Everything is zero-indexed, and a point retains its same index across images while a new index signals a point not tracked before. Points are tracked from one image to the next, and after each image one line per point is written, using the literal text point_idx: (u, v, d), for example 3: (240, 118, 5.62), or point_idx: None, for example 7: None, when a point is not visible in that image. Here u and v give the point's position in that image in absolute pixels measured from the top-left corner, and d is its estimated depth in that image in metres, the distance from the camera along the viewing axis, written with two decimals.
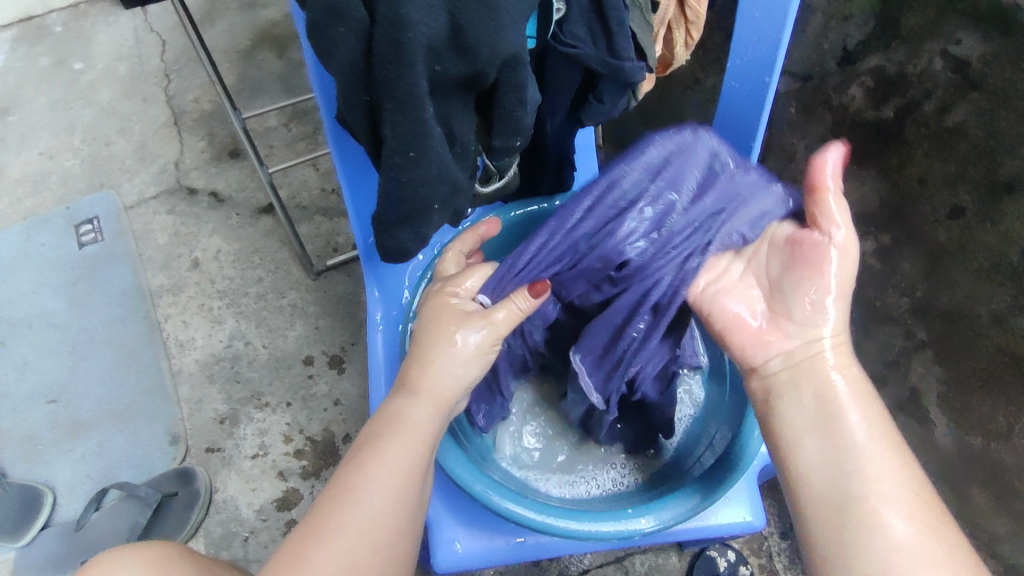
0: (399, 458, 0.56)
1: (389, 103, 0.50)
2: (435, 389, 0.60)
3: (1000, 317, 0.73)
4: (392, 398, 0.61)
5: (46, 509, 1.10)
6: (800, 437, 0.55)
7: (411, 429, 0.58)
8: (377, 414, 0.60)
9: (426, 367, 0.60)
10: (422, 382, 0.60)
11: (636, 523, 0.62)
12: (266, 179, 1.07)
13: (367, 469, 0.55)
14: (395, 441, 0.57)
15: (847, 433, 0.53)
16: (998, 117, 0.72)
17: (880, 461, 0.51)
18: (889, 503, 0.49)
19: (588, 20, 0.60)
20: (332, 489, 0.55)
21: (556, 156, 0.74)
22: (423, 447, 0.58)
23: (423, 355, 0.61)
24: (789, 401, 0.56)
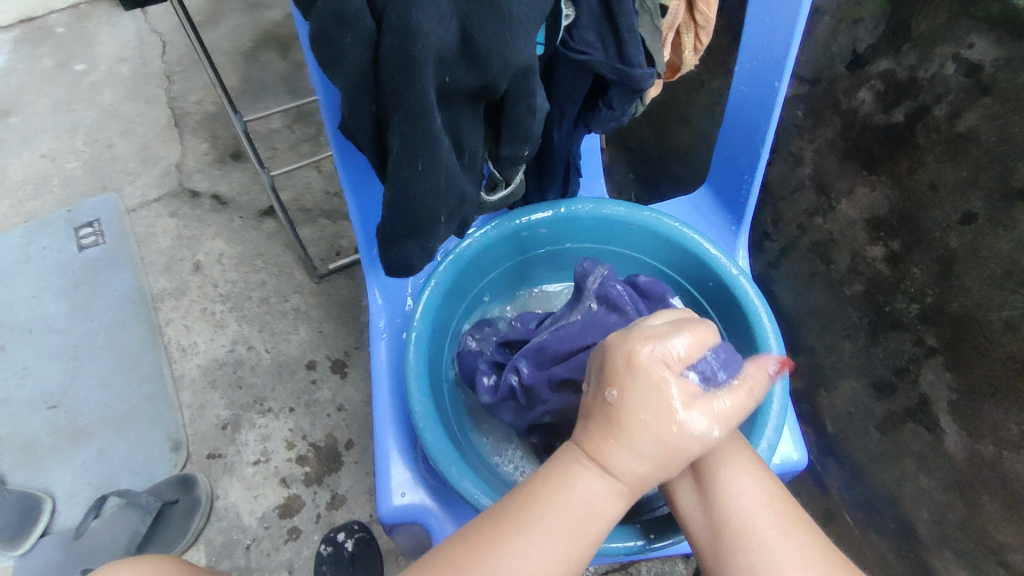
0: (570, 549, 0.46)
1: (397, 114, 0.49)
2: (635, 476, 0.47)
3: (1013, 323, 0.70)
4: (576, 463, 0.48)
5: (46, 515, 1.09)
6: (675, 476, 0.54)
7: (595, 513, 0.47)
8: (551, 471, 0.49)
9: (620, 448, 0.46)
10: (618, 461, 0.47)
11: (643, 538, 0.61)
12: (268, 182, 1.06)
13: (528, 555, 0.46)
14: (571, 514, 0.47)
15: (711, 462, 0.52)
16: (1011, 122, 0.67)
17: (739, 474, 0.51)
18: (754, 519, 0.49)
19: (599, 27, 0.60)
20: (483, 558, 0.46)
21: (566, 161, 0.74)
22: (599, 531, 0.48)
23: (629, 435, 0.46)
24: None
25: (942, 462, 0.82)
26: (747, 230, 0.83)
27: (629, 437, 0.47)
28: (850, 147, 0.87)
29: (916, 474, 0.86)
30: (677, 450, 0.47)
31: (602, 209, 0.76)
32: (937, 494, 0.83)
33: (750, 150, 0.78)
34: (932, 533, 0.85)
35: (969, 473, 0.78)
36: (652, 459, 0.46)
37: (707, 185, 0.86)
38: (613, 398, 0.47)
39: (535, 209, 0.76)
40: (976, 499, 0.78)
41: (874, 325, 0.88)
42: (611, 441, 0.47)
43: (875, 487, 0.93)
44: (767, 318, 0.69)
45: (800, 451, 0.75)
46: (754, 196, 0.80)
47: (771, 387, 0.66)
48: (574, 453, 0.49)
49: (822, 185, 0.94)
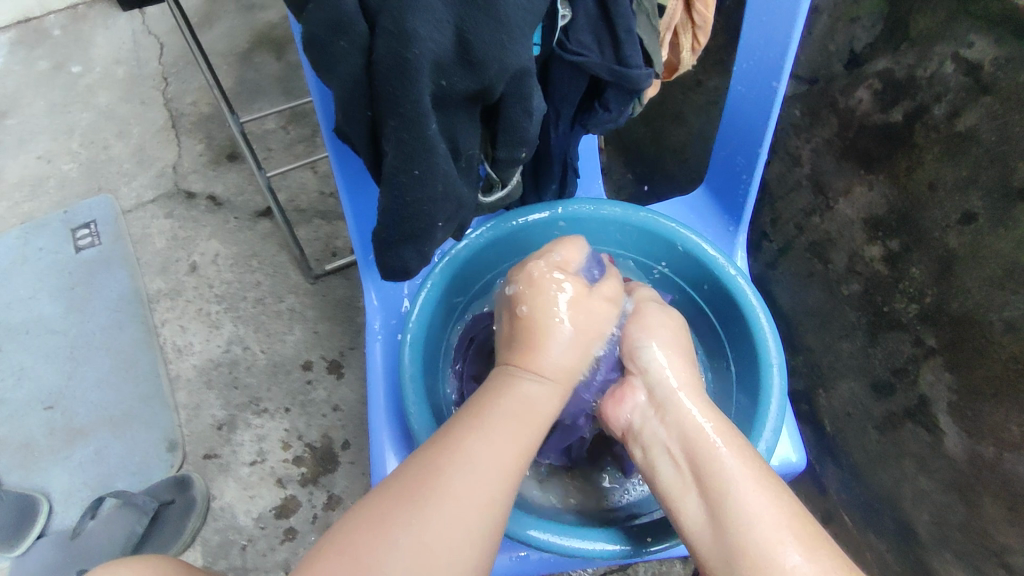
0: (518, 434, 0.55)
1: (392, 120, 0.48)
2: (558, 371, 0.60)
3: (1013, 324, 0.70)
4: (510, 369, 0.60)
5: (42, 517, 1.08)
6: (680, 493, 0.56)
7: (531, 411, 0.57)
8: (491, 383, 0.59)
9: (545, 350, 0.60)
10: (543, 361, 0.60)
11: (640, 541, 0.60)
12: (263, 183, 1.05)
13: (486, 443, 0.53)
14: (514, 418, 0.55)
15: (723, 479, 0.54)
16: (1010, 120, 0.67)
17: (753, 494, 0.53)
18: (773, 541, 0.50)
19: (595, 28, 0.59)
20: (445, 445, 0.52)
21: (563, 162, 0.73)
22: (536, 427, 0.56)
23: (546, 335, 0.61)
24: (660, 455, 0.59)
25: (941, 461, 0.81)
26: (746, 230, 0.82)
27: (546, 341, 0.60)
28: (848, 147, 0.87)
29: (914, 474, 0.86)
30: (585, 343, 0.62)
31: (600, 209, 0.76)
32: (937, 494, 0.83)
33: (748, 150, 0.77)
34: (931, 533, 0.85)
35: (969, 474, 0.78)
36: (570, 353, 0.61)
37: (705, 185, 0.85)
38: (528, 309, 0.62)
39: (532, 210, 0.75)
40: (975, 499, 0.78)
41: (872, 324, 0.88)
42: (535, 346, 0.60)
43: (873, 487, 0.93)
44: (765, 319, 0.69)
45: (799, 452, 0.74)
46: (752, 196, 0.79)
47: (770, 389, 0.66)
48: (506, 366, 0.60)
49: (819, 184, 0.93)
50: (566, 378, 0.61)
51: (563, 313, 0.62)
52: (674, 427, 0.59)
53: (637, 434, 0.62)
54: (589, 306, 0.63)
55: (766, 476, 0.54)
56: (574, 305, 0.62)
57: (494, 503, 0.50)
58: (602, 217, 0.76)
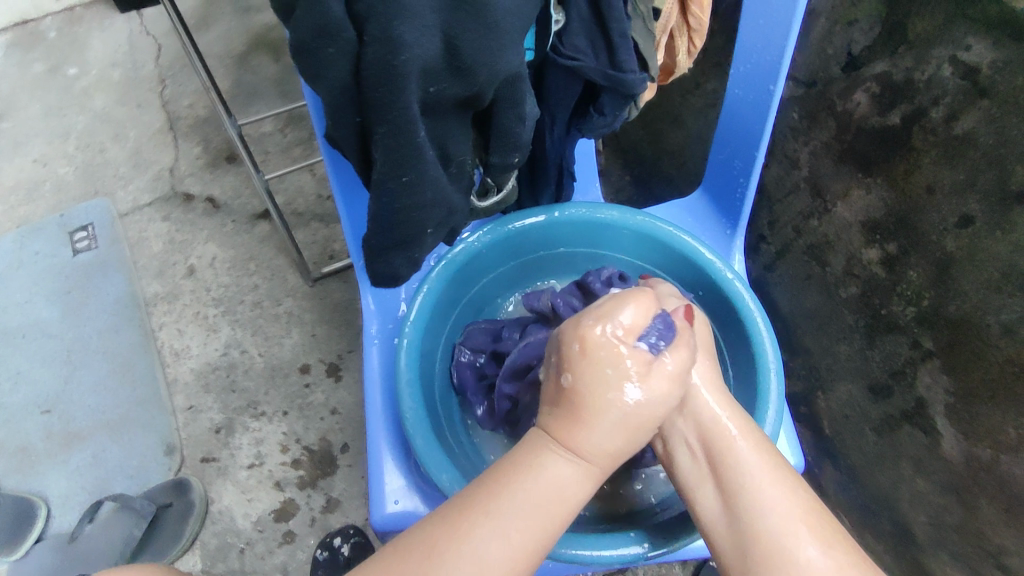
0: (537, 528, 0.47)
1: (380, 127, 0.48)
2: (600, 456, 0.49)
3: (1011, 327, 0.70)
4: (545, 446, 0.50)
5: (40, 522, 1.08)
6: (698, 483, 0.56)
7: (563, 497, 0.49)
8: (519, 454, 0.50)
9: (588, 428, 0.48)
10: (585, 443, 0.49)
11: (637, 546, 0.60)
12: (261, 186, 1.05)
13: (500, 535, 0.46)
14: (546, 502, 0.48)
15: (742, 475, 0.54)
16: (1008, 123, 0.67)
17: (770, 488, 0.53)
18: (788, 534, 0.50)
19: (590, 33, 0.59)
20: (453, 529, 0.47)
21: (558, 167, 0.73)
22: (565, 514, 0.49)
23: (592, 417, 0.49)
24: (681, 446, 0.58)
25: (938, 464, 0.81)
26: (743, 233, 0.82)
27: (597, 425, 0.49)
28: (846, 149, 0.87)
29: (912, 477, 0.86)
30: (638, 428, 0.50)
31: (597, 213, 0.76)
32: (934, 496, 0.83)
33: (745, 154, 0.77)
34: (929, 535, 0.85)
35: (967, 477, 0.78)
36: (617, 434, 0.49)
37: (701, 188, 0.85)
38: (579, 383, 0.49)
39: (528, 213, 0.75)
40: (973, 502, 0.78)
41: (870, 327, 0.88)
42: (576, 424, 0.49)
43: (871, 489, 0.93)
44: (762, 324, 0.69)
45: (797, 456, 0.74)
46: (748, 199, 0.79)
47: (767, 392, 0.66)
48: (540, 435, 0.51)
49: (817, 186, 0.93)
50: (608, 463, 0.50)
51: (628, 389, 0.49)
52: (693, 422, 0.57)
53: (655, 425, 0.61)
54: (655, 387, 0.50)
55: (783, 471, 0.54)
56: (642, 376, 0.49)
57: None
58: (599, 221, 0.76)
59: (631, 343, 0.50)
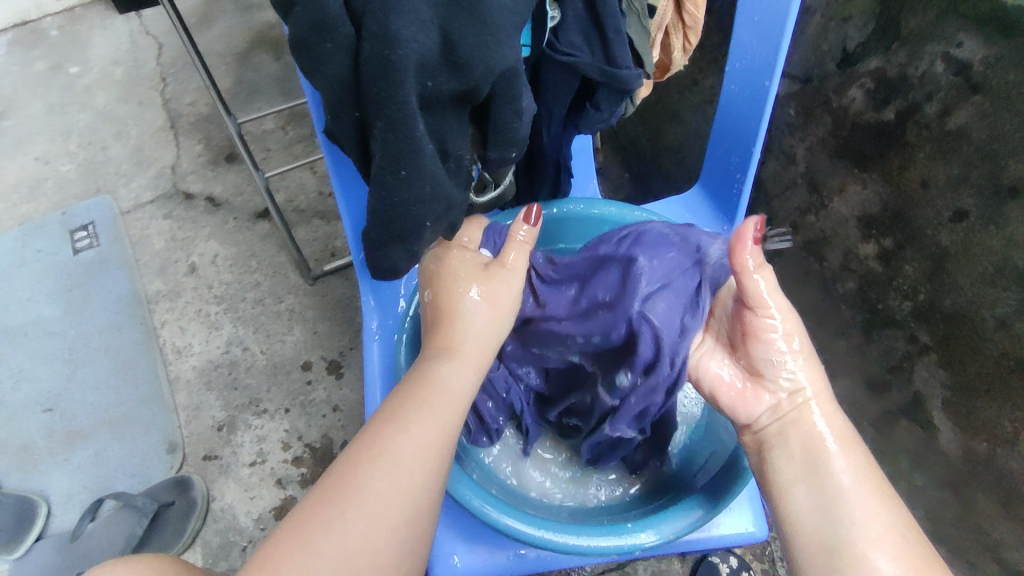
0: (437, 418, 0.53)
1: (378, 121, 0.49)
2: (470, 352, 0.59)
3: (1006, 321, 0.70)
4: (424, 363, 0.58)
5: (42, 518, 1.09)
6: (789, 482, 0.55)
7: (447, 397, 0.55)
8: (407, 375, 0.57)
9: (456, 331, 0.60)
10: (457, 346, 0.59)
11: (635, 537, 0.61)
12: (262, 184, 1.06)
13: (408, 430, 0.51)
14: (434, 407, 0.54)
15: (832, 481, 0.52)
16: (1001, 120, 0.68)
17: (868, 503, 0.51)
18: (877, 543, 0.49)
19: (585, 29, 0.60)
20: (368, 440, 0.51)
21: (557, 162, 0.74)
22: (455, 412, 0.55)
23: (460, 324, 0.60)
24: (780, 450, 0.57)
25: (936, 458, 0.82)
26: (740, 229, 0.83)
27: (458, 335, 0.60)
28: (842, 145, 0.87)
29: (910, 471, 0.86)
30: (500, 309, 0.62)
31: (595, 209, 0.76)
32: (932, 491, 0.83)
33: (742, 150, 0.78)
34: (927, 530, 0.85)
35: (963, 471, 0.78)
36: (481, 327, 0.61)
37: (699, 184, 0.86)
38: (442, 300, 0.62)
39: None
40: (970, 496, 0.78)
41: (868, 322, 0.88)
42: (448, 332, 0.60)
43: None
44: None
45: None
46: (745, 195, 0.80)
47: None
48: (420, 362, 0.59)
49: (814, 182, 0.93)
50: (479, 357, 0.60)
51: (470, 291, 0.61)
52: (799, 431, 0.56)
53: (761, 430, 0.59)
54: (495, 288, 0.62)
55: (882, 489, 0.52)
56: (488, 282, 0.62)
57: (421, 488, 0.49)
58: (596, 217, 0.76)
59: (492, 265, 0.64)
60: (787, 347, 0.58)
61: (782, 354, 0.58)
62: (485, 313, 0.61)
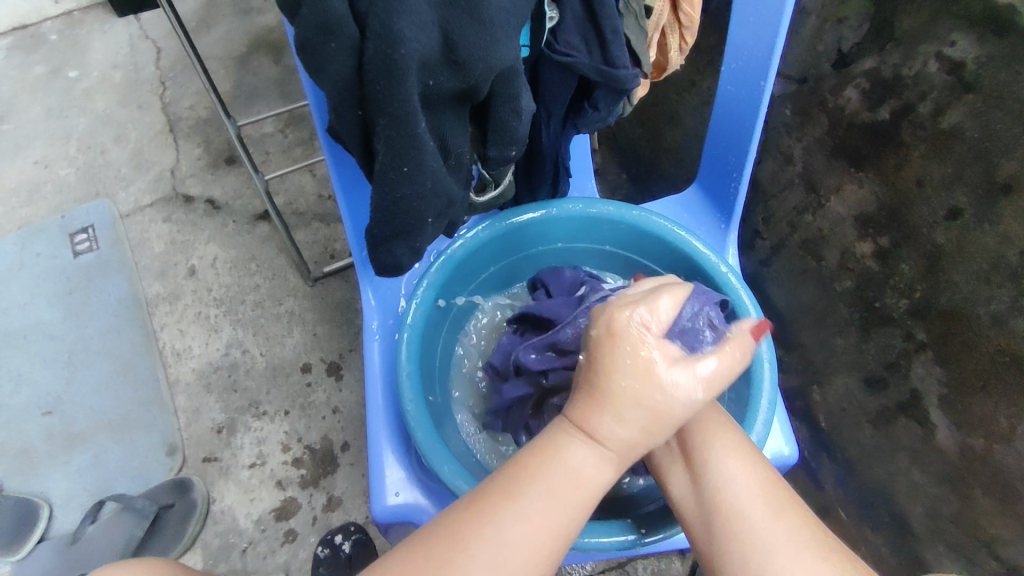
0: (559, 509, 0.47)
1: (381, 119, 0.49)
2: (623, 445, 0.47)
3: (999, 317, 0.71)
4: (566, 436, 0.48)
5: (42, 521, 1.09)
6: (669, 465, 0.57)
7: (576, 483, 0.47)
8: (537, 445, 0.49)
9: (600, 415, 0.47)
10: (608, 430, 0.47)
11: (635, 532, 0.61)
12: (262, 186, 1.06)
13: (518, 519, 0.46)
14: (554, 496, 0.47)
15: (711, 454, 0.54)
16: (993, 118, 0.69)
17: (729, 465, 0.52)
18: (747, 504, 0.50)
19: (582, 30, 0.60)
20: (474, 516, 0.47)
21: (555, 162, 0.75)
22: (585, 500, 0.48)
23: (622, 407, 0.46)
24: (658, 437, 0.58)
25: (932, 456, 0.82)
26: (736, 227, 0.84)
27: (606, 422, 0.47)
28: (837, 145, 0.88)
29: (908, 469, 0.86)
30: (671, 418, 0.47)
31: (593, 208, 0.77)
32: (931, 488, 0.83)
33: (737, 150, 0.78)
34: (925, 527, 0.85)
35: (961, 467, 0.79)
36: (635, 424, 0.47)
37: (696, 184, 0.86)
38: (613, 381, 0.46)
39: (526, 208, 0.76)
40: (968, 493, 0.78)
41: (865, 321, 0.89)
42: (596, 412, 0.47)
43: (866, 483, 0.93)
44: (756, 314, 0.70)
45: (792, 447, 0.75)
46: (742, 194, 0.81)
47: (761, 383, 0.67)
48: (564, 423, 0.49)
49: (811, 182, 0.94)
50: (630, 451, 0.48)
51: (666, 388, 0.46)
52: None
53: None
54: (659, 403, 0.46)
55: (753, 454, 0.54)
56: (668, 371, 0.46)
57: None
58: (594, 216, 0.77)
59: (656, 325, 0.48)
60: None
61: None
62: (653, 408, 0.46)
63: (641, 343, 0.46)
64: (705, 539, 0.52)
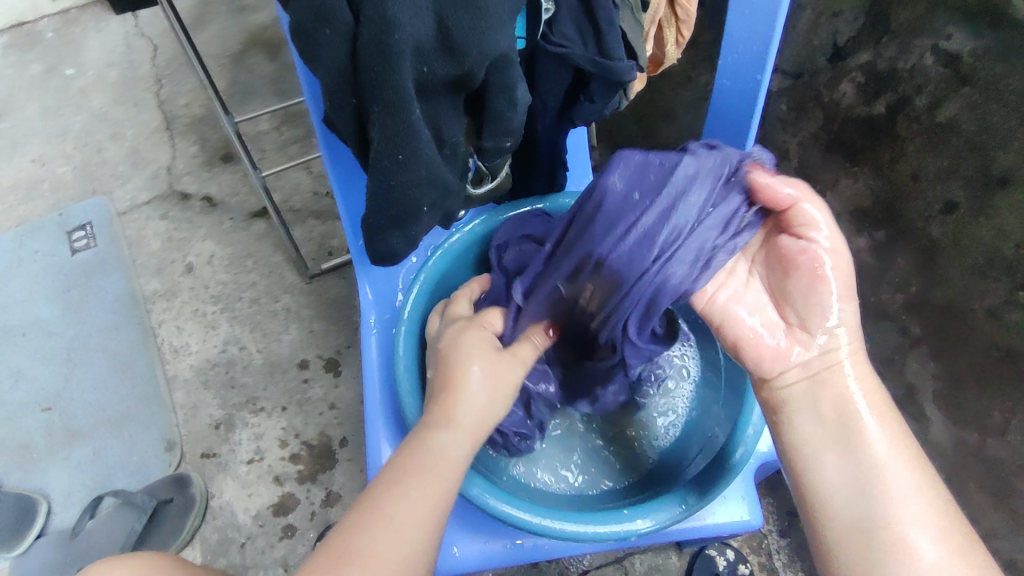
0: (433, 484, 0.52)
1: (376, 106, 0.50)
2: (472, 423, 0.56)
3: (994, 311, 0.71)
4: (425, 425, 0.56)
5: (41, 517, 1.09)
6: (817, 449, 0.53)
7: (443, 462, 0.53)
8: (407, 439, 0.56)
9: (460, 396, 0.56)
10: (459, 412, 0.56)
11: (634, 521, 0.62)
12: (259, 183, 1.05)
13: (399, 497, 0.50)
14: (429, 475, 0.52)
15: (869, 451, 0.51)
16: (989, 110, 0.69)
17: (905, 481, 0.50)
18: (907, 516, 0.48)
19: (577, 21, 0.60)
20: (364, 510, 0.50)
21: (552, 153, 0.76)
22: (454, 478, 0.54)
23: (465, 388, 0.57)
24: (807, 419, 0.54)
25: None
26: None
27: (455, 403, 0.56)
28: (833, 139, 0.88)
29: None
30: (499, 400, 0.58)
31: None
32: None
33: (734, 144, 0.79)
34: None
35: (955, 460, 0.79)
36: (481, 400, 0.57)
37: None
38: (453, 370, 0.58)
39: (526, 201, 0.77)
40: (963, 485, 0.79)
41: (860, 315, 0.89)
42: (449, 398, 0.57)
43: None
44: None
45: None
46: None
47: None
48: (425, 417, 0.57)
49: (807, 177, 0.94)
50: (480, 429, 0.57)
51: (475, 362, 0.58)
52: (836, 397, 0.53)
53: (784, 394, 0.56)
54: (504, 366, 0.59)
55: (914, 461, 0.51)
56: (494, 356, 0.59)
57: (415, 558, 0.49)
58: None
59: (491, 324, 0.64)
60: (837, 298, 0.53)
61: (833, 305, 0.53)
62: (484, 386, 0.58)
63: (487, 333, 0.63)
64: (849, 539, 0.49)
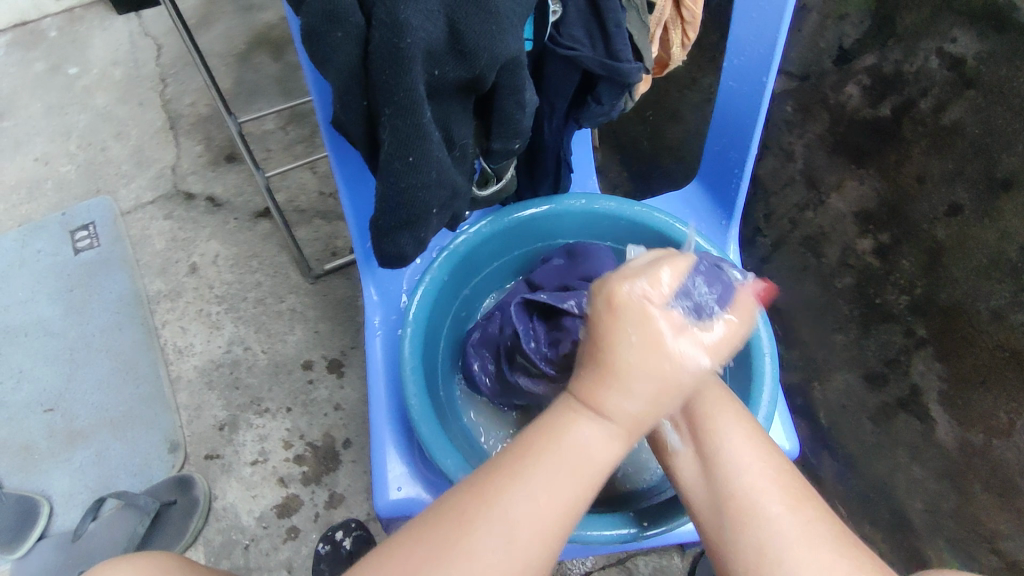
0: (568, 490, 0.43)
1: (388, 109, 0.50)
2: (628, 422, 0.44)
3: (1000, 312, 0.71)
4: (567, 409, 0.45)
5: (43, 518, 1.09)
6: (676, 449, 0.52)
7: (584, 468, 0.44)
8: (542, 424, 0.45)
9: (615, 386, 0.44)
10: (610, 405, 0.44)
11: (639, 524, 0.62)
12: (264, 183, 1.05)
13: (524, 501, 0.42)
14: (563, 477, 0.43)
15: (716, 438, 0.49)
16: (994, 113, 0.69)
17: (750, 457, 0.48)
18: (759, 491, 0.46)
19: (586, 23, 0.61)
20: (478, 508, 0.42)
21: (557, 158, 0.75)
22: (593, 483, 0.44)
23: (628, 381, 0.44)
24: (660, 420, 0.54)
25: (932, 451, 0.82)
26: (736, 225, 0.84)
27: (609, 394, 0.44)
28: (838, 142, 0.89)
29: (907, 463, 0.87)
30: (667, 395, 0.45)
31: (596, 203, 0.77)
32: (930, 483, 0.84)
33: (739, 146, 0.79)
34: (923, 523, 0.86)
35: (960, 462, 0.79)
36: (644, 398, 0.44)
37: (698, 180, 0.87)
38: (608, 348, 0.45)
39: (531, 203, 0.77)
40: (967, 487, 0.79)
41: (864, 317, 0.89)
42: (605, 386, 0.44)
43: (867, 480, 0.94)
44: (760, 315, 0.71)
45: (793, 441, 0.76)
46: (743, 191, 0.81)
47: (762, 376, 0.68)
48: (566, 397, 0.46)
49: (811, 179, 0.95)
50: (637, 428, 0.45)
51: (648, 345, 0.44)
52: None
53: None
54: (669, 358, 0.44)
55: (759, 437, 0.49)
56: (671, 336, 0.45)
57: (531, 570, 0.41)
58: (597, 212, 0.77)
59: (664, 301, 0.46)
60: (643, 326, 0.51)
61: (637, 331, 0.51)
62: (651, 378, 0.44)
63: (649, 295, 0.46)
64: (710, 532, 0.47)
